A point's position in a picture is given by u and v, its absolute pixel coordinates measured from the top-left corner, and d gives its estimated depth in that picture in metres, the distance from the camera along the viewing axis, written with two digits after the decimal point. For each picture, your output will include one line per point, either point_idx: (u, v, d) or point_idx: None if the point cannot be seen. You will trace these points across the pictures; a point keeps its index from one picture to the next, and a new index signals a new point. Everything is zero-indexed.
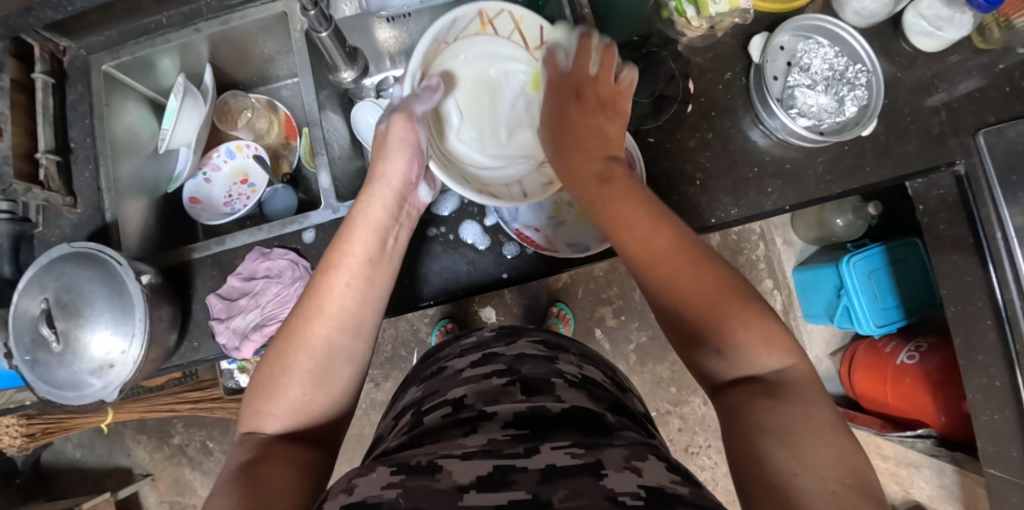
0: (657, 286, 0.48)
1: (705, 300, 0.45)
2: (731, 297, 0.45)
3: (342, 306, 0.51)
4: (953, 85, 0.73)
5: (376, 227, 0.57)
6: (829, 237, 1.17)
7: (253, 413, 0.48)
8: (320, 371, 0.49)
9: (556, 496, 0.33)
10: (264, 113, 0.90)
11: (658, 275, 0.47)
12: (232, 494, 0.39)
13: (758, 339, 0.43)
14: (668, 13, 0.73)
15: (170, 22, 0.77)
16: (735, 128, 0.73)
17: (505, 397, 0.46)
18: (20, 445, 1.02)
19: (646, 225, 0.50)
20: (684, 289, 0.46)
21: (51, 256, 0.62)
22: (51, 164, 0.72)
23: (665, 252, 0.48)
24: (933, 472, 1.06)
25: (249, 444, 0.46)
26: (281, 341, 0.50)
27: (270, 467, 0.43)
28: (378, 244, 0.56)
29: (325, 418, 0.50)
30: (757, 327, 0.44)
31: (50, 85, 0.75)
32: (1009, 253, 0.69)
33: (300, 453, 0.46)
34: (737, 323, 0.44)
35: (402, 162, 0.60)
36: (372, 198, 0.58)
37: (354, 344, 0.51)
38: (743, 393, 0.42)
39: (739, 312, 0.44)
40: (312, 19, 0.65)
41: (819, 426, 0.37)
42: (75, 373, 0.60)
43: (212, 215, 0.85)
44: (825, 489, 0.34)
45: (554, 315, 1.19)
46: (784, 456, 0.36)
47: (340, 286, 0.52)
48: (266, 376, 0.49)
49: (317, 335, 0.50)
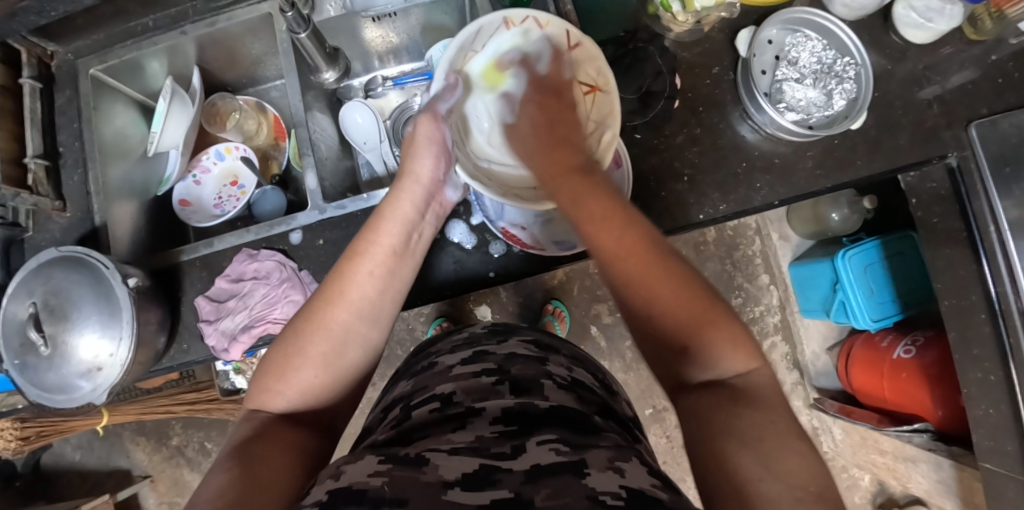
0: (615, 279, 0.49)
1: (670, 295, 0.46)
2: (693, 290, 0.46)
3: (362, 293, 0.51)
4: (945, 77, 0.73)
5: (402, 221, 0.57)
6: (824, 232, 1.16)
7: (263, 390, 0.47)
8: (335, 357, 0.49)
9: (538, 495, 0.33)
10: (252, 115, 0.90)
11: (626, 275, 0.48)
12: (235, 470, 0.39)
13: (723, 338, 0.44)
14: (654, 8, 0.72)
15: (156, 25, 0.77)
16: (724, 123, 0.73)
17: (493, 395, 0.46)
18: (16, 448, 1.02)
19: (606, 225, 0.50)
20: (650, 285, 0.46)
21: (39, 260, 0.62)
22: (40, 169, 0.73)
23: (635, 250, 0.48)
24: (930, 466, 1.04)
25: (255, 421, 0.45)
26: (299, 321, 0.50)
27: (276, 447, 0.42)
28: (401, 236, 0.56)
29: (335, 403, 0.50)
30: (718, 319, 0.45)
31: (38, 89, 0.75)
32: (1002, 247, 0.68)
33: (305, 437, 0.45)
34: (701, 324, 0.44)
35: (430, 159, 0.61)
36: (401, 190, 0.59)
37: (373, 334, 0.51)
38: (705, 398, 0.42)
39: (701, 313, 0.45)
40: (291, 20, 0.65)
41: (787, 436, 0.37)
42: (64, 376, 0.61)
43: (202, 217, 0.86)
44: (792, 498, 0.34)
45: (550, 312, 1.19)
46: (751, 463, 0.36)
47: (364, 275, 0.52)
48: (280, 354, 0.48)
49: (337, 319, 0.49)
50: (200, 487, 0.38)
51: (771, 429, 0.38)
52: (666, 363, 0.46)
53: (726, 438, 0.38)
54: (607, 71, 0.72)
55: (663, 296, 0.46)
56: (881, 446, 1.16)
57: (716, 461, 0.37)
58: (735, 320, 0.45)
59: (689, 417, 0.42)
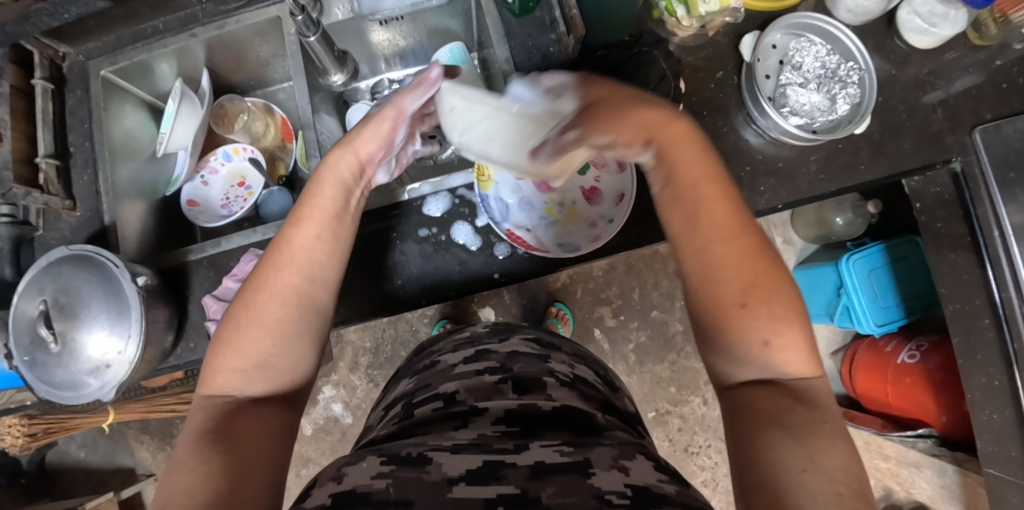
0: (700, 257, 0.46)
1: (766, 287, 0.44)
2: (782, 291, 0.44)
3: (310, 257, 0.49)
4: (950, 82, 0.73)
5: (338, 182, 0.54)
6: (828, 236, 1.16)
7: (215, 372, 0.46)
8: (288, 323, 0.48)
9: (545, 492, 0.33)
10: (260, 116, 0.91)
11: (723, 250, 0.45)
12: (201, 468, 0.39)
13: (801, 344, 0.43)
14: (660, 13, 0.74)
15: (167, 28, 0.78)
16: (727, 127, 0.73)
17: (496, 394, 0.46)
18: (22, 445, 1.03)
19: (706, 207, 0.46)
20: (741, 265, 0.45)
21: (50, 258, 0.63)
22: (51, 168, 0.73)
23: (735, 226, 0.46)
24: (935, 472, 1.05)
25: (211, 410, 0.45)
26: (247, 294, 0.48)
27: (247, 437, 0.42)
28: (344, 198, 0.53)
29: (295, 377, 0.49)
30: (803, 334, 0.44)
31: (50, 90, 0.76)
32: (1006, 252, 0.69)
33: (273, 419, 0.45)
34: (789, 323, 0.43)
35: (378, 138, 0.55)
36: (341, 155, 0.54)
37: (323, 297, 0.50)
38: (767, 393, 0.42)
39: (791, 312, 0.44)
40: (300, 23, 0.66)
41: (834, 434, 0.38)
42: (73, 373, 0.62)
43: (210, 217, 0.87)
44: (836, 492, 0.35)
45: (553, 315, 1.20)
46: (793, 454, 0.37)
47: (307, 239, 0.50)
48: (230, 330, 0.47)
49: (286, 285, 0.48)
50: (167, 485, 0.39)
51: (821, 426, 0.39)
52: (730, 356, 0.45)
53: (765, 430, 0.39)
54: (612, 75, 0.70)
55: (760, 288, 0.44)
56: (884, 451, 1.16)
57: (758, 460, 0.38)
58: (810, 330, 0.44)
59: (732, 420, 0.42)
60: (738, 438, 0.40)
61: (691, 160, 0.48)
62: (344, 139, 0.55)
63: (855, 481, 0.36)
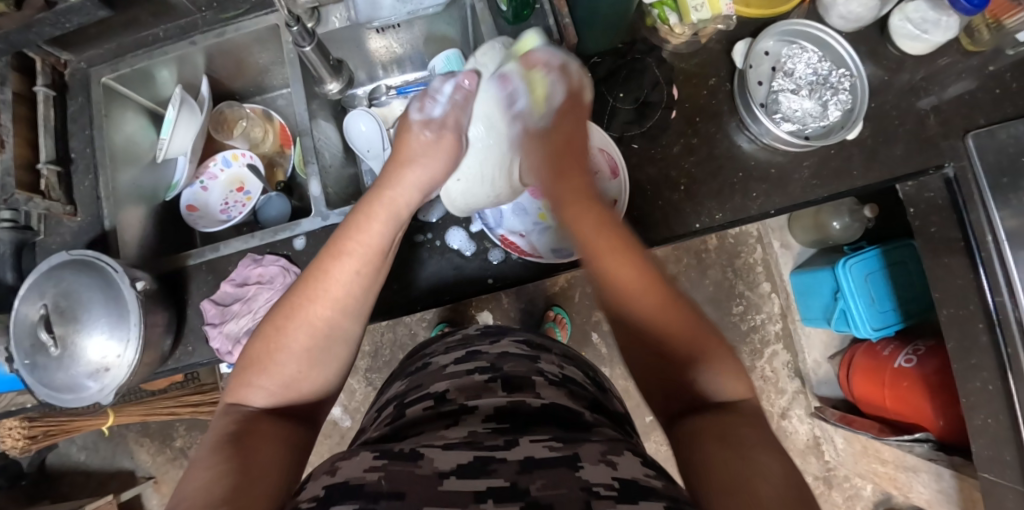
0: (621, 311, 0.52)
1: (678, 329, 0.49)
2: (695, 330, 0.49)
3: (347, 291, 0.52)
4: (943, 88, 0.73)
5: (383, 221, 0.56)
6: (826, 240, 1.17)
7: (242, 384, 0.50)
8: (317, 351, 0.51)
9: (534, 485, 0.34)
10: (259, 122, 0.92)
11: (637, 302, 0.51)
12: (215, 467, 0.40)
13: (721, 371, 0.48)
14: (652, 21, 0.74)
15: (167, 35, 0.79)
16: (721, 133, 0.74)
17: (486, 392, 0.47)
18: (23, 447, 1.04)
19: (616, 262, 0.53)
20: (654, 315, 0.50)
21: (51, 263, 0.64)
22: (52, 174, 0.74)
23: (639, 276, 0.52)
24: (931, 476, 1.05)
25: (233, 415, 0.48)
26: (280, 316, 0.51)
27: (255, 443, 0.44)
28: (385, 238, 0.56)
29: (314, 395, 0.53)
30: (729, 359, 0.49)
31: (51, 97, 0.77)
32: (1000, 257, 0.69)
33: (284, 429, 0.48)
34: (707, 357, 0.48)
35: (438, 165, 0.61)
36: (396, 192, 0.59)
37: (352, 327, 0.53)
38: (697, 418, 0.45)
39: (706, 346, 0.49)
40: (296, 34, 0.67)
41: (770, 448, 0.40)
42: (73, 376, 0.62)
43: (209, 222, 0.88)
44: (779, 496, 0.36)
45: (551, 319, 1.20)
46: (741, 465, 0.38)
47: (347, 274, 0.53)
48: (261, 349, 0.50)
49: (320, 316, 0.51)
50: (182, 485, 0.39)
51: (758, 440, 0.40)
52: (663, 393, 0.50)
53: (707, 447, 0.41)
54: (606, 81, 0.72)
55: (674, 333, 0.49)
56: (881, 456, 1.15)
57: (710, 466, 0.39)
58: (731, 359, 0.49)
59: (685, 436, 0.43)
60: (688, 456, 0.41)
61: (592, 220, 0.56)
62: (398, 161, 0.61)
63: (793, 486, 0.37)
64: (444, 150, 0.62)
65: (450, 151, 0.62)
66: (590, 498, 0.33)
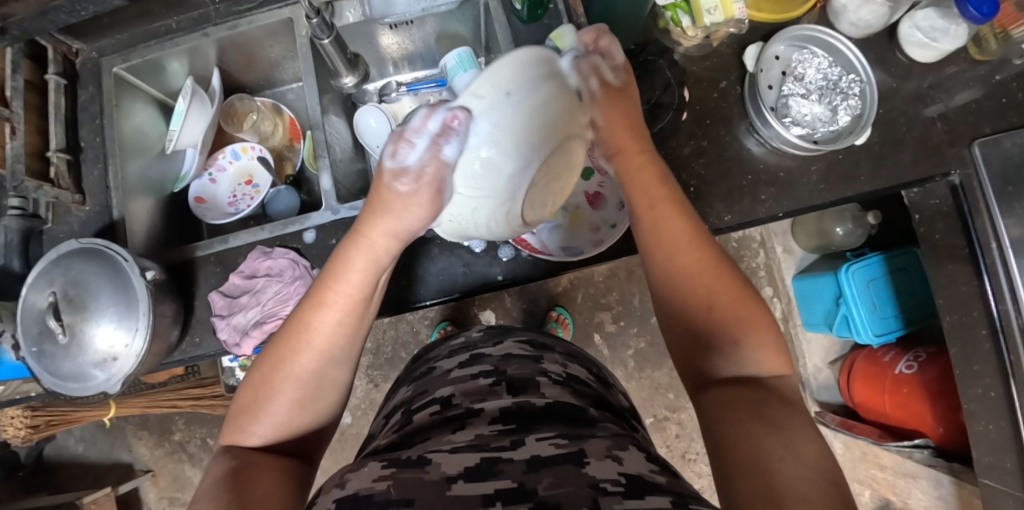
0: (665, 282, 0.51)
1: (715, 286, 0.49)
2: (745, 295, 0.49)
3: (330, 340, 0.51)
4: (950, 96, 0.74)
5: (370, 263, 0.52)
6: (828, 246, 1.17)
7: (235, 429, 0.50)
8: (304, 396, 0.51)
9: (541, 484, 0.34)
10: (270, 116, 0.93)
11: (677, 270, 0.51)
12: (217, 499, 0.41)
13: (765, 341, 0.48)
14: (665, 23, 0.75)
15: (180, 27, 0.80)
16: (730, 136, 0.75)
17: (491, 396, 0.47)
18: (24, 437, 1.04)
19: (660, 225, 0.52)
20: (694, 280, 0.50)
21: (59, 251, 0.64)
22: (62, 162, 0.74)
23: (681, 238, 0.51)
24: (930, 482, 1.13)
25: (230, 456, 0.48)
26: (268, 366, 0.50)
27: (258, 473, 0.45)
28: (371, 282, 0.52)
29: (311, 428, 0.53)
30: (771, 336, 0.48)
31: (62, 85, 0.77)
32: (1003, 264, 0.69)
33: (279, 461, 0.48)
34: (752, 328, 0.48)
35: (414, 222, 0.51)
36: (372, 239, 0.51)
37: (339, 372, 0.52)
38: (723, 394, 0.46)
39: (749, 310, 0.49)
40: (315, 27, 0.68)
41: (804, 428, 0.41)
42: (80, 365, 0.62)
43: (217, 214, 0.87)
44: (810, 479, 0.36)
45: (553, 319, 1.21)
46: (772, 444, 0.39)
47: (329, 324, 0.50)
48: (251, 396, 0.50)
49: (304, 365, 0.50)
50: None
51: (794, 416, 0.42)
52: (696, 366, 0.50)
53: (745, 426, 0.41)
54: None
55: (716, 303, 0.49)
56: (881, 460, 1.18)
57: (740, 445, 0.40)
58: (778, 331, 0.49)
59: (710, 414, 0.44)
60: (714, 440, 0.42)
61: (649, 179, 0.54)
62: (371, 211, 0.51)
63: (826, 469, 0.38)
64: (423, 208, 0.50)
65: (430, 211, 0.50)
66: (597, 494, 0.33)
